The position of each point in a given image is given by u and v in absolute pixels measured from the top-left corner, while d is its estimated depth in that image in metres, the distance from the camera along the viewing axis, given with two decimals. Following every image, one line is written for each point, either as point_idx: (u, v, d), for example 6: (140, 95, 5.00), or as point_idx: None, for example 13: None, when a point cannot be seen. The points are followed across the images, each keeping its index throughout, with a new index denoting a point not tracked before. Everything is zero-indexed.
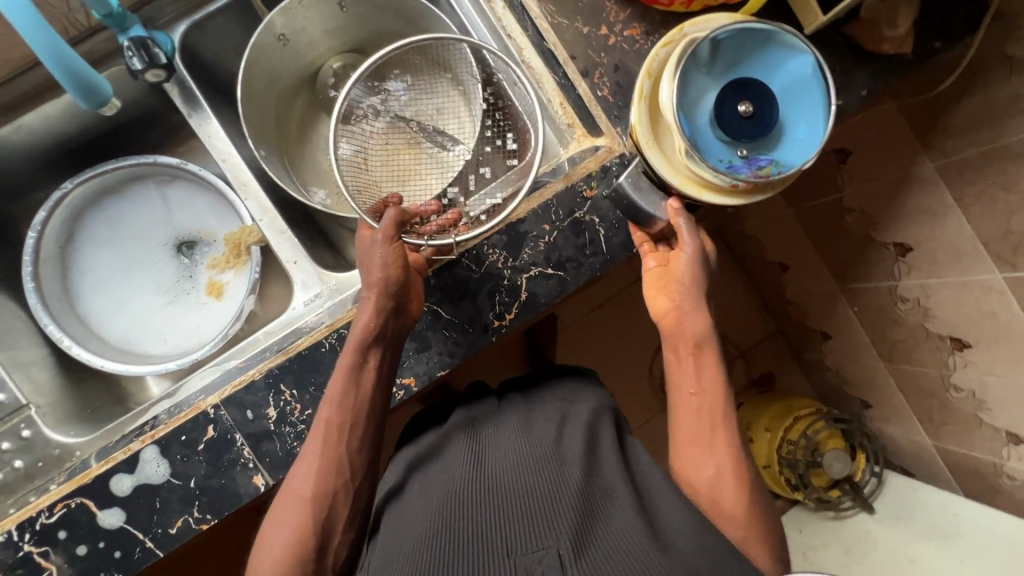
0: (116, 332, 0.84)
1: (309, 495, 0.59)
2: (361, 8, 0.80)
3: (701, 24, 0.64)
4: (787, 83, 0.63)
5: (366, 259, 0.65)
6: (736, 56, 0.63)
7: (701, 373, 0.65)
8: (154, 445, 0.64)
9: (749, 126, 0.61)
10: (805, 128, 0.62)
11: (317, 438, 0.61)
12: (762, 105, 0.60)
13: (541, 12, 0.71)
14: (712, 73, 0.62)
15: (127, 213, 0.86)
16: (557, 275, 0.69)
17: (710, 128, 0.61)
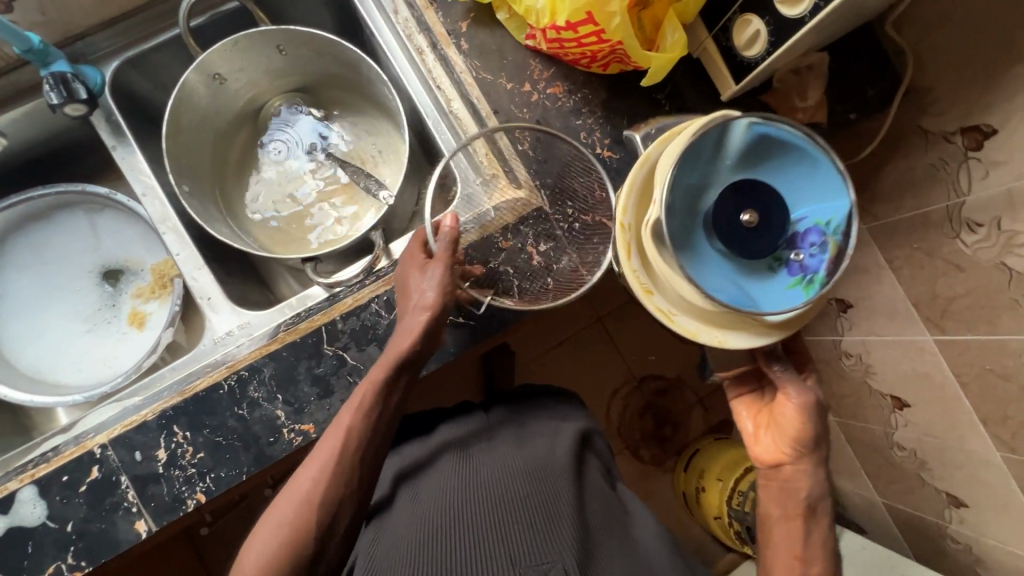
0: (28, 360, 0.82)
1: (311, 501, 0.55)
2: (300, 52, 0.82)
3: (627, 202, 0.53)
4: (758, 161, 0.51)
5: (409, 280, 0.62)
6: (694, 190, 0.51)
7: (807, 542, 0.57)
8: (32, 484, 0.61)
9: (783, 235, 0.48)
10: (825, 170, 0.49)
11: (328, 441, 0.57)
12: (776, 208, 0.48)
13: (466, 67, 0.73)
14: (704, 246, 0.51)
15: (53, 240, 0.85)
16: (468, 324, 0.69)
17: (751, 283, 0.50)
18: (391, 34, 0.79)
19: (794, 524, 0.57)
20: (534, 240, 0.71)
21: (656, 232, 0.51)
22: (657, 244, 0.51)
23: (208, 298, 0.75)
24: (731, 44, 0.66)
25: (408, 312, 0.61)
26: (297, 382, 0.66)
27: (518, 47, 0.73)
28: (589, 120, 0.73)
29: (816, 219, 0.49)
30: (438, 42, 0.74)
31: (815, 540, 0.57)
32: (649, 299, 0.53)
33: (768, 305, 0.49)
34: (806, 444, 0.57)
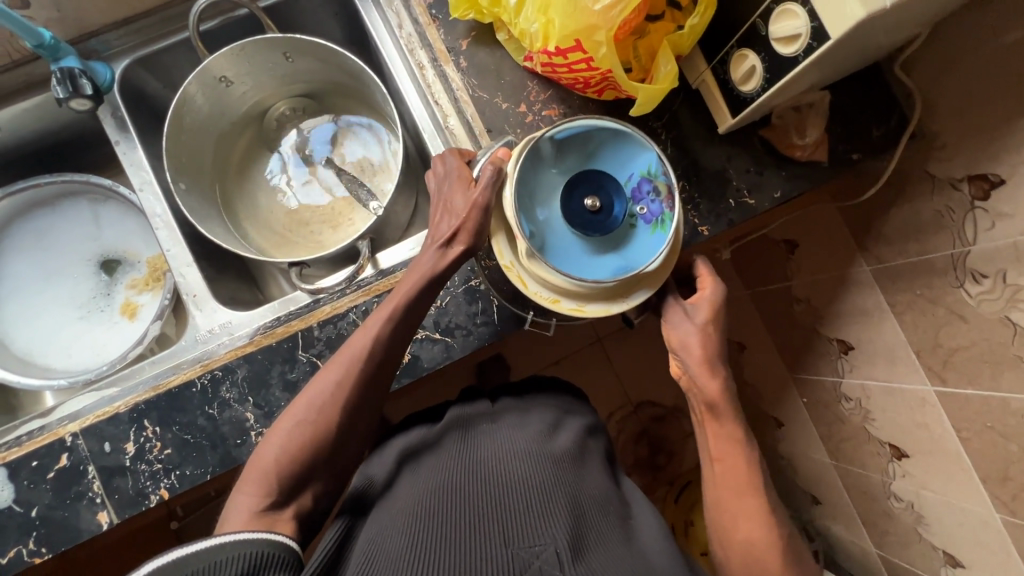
0: (20, 341, 0.84)
1: (321, 404, 0.57)
2: (307, 59, 0.84)
3: (500, 245, 0.61)
4: (576, 156, 0.60)
5: (446, 204, 0.61)
6: (541, 206, 0.59)
7: (721, 439, 0.59)
8: (2, 468, 0.62)
9: (619, 212, 0.58)
10: (624, 139, 0.59)
11: (341, 358, 0.59)
12: (604, 194, 0.58)
13: (462, 84, 0.73)
14: (572, 249, 0.58)
15: (57, 226, 0.87)
16: (444, 340, 0.69)
17: (623, 255, 0.59)
18: (395, 47, 0.80)
19: (705, 427, 0.60)
20: None
21: (527, 256, 0.58)
22: (534, 262, 0.57)
23: (194, 294, 0.76)
24: (728, 78, 0.66)
25: (438, 236, 0.61)
26: (269, 386, 0.66)
27: (516, 67, 0.73)
28: None
29: (638, 176, 0.59)
30: (437, 58, 0.74)
31: (722, 435, 0.59)
32: (559, 306, 0.59)
33: (641, 260, 0.58)
34: (689, 359, 0.61)
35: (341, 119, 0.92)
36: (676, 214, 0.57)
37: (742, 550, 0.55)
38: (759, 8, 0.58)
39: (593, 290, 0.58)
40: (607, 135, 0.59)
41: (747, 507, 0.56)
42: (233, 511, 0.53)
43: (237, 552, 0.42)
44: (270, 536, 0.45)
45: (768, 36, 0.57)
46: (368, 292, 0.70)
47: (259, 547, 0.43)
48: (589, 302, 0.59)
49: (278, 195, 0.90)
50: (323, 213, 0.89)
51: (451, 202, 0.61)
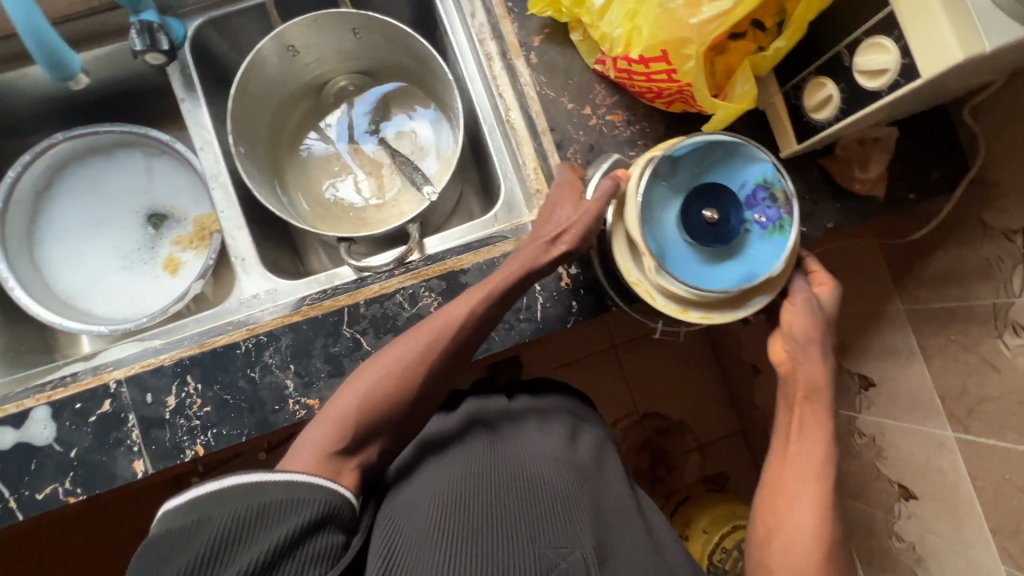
0: (65, 284, 0.86)
1: (400, 376, 0.59)
2: (373, 37, 0.84)
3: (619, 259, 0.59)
4: (688, 170, 0.59)
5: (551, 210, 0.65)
6: (658, 220, 0.58)
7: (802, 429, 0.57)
8: (47, 406, 0.64)
9: (737, 221, 0.57)
10: (736, 150, 0.58)
11: (421, 335, 0.61)
12: (721, 204, 0.57)
13: (531, 80, 0.73)
14: (692, 260, 0.57)
15: (111, 175, 0.88)
16: (485, 332, 0.69)
17: (746, 260, 0.57)
18: (465, 36, 0.80)
19: (794, 409, 0.58)
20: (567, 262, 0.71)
21: (651, 269, 0.56)
22: (659, 274, 0.56)
23: (242, 258, 0.77)
24: (800, 104, 0.65)
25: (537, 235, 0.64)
26: (311, 357, 0.67)
27: (586, 69, 0.73)
28: (641, 152, 0.73)
29: (753, 185, 0.58)
30: (508, 51, 0.74)
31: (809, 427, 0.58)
32: (687, 315, 0.57)
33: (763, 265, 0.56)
34: (807, 342, 0.59)
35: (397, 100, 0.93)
36: (795, 218, 0.56)
37: (789, 538, 0.52)
38: (845, 39, 0.59)
39: (723, 299, 0.56)
40: (720, 146, 0.58)
41: (810, 493, 0.54)
42: (305, 443, 0.55)
43: (300, 503, 0.46)
44: (339, 490, 0.51)
45: (852, 68, 0.58)
46: (417, 275, 0.70)
47: (323, 498, 0.48)
48: (717, 309, 0.57)
49: (329, 170, 0.91)
50: (369, 191, 0.90)
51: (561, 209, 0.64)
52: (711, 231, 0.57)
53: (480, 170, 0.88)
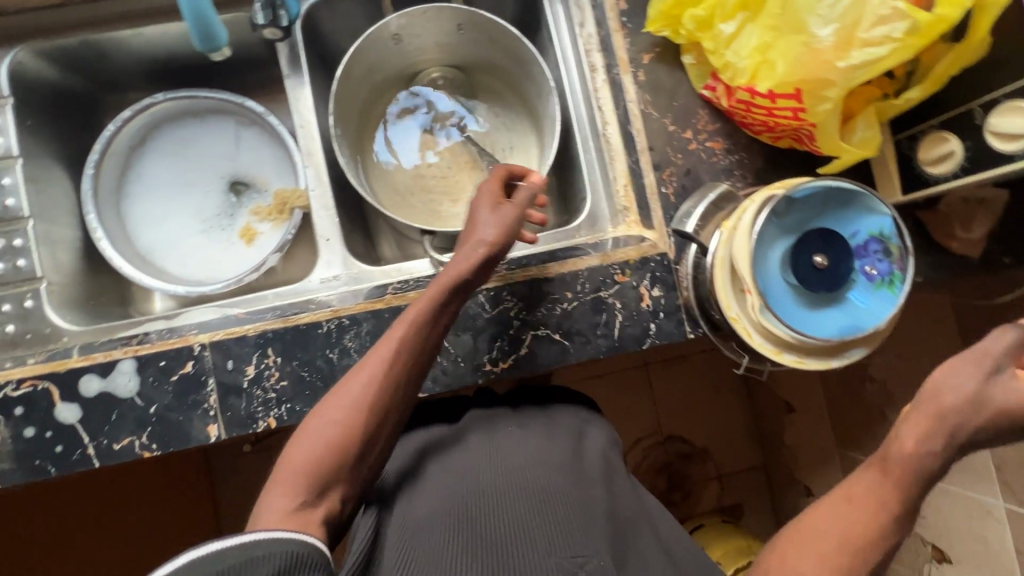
0: (145, 239, 0.87)
1: (372, 381, 0.59)
2: (476, 34, 0.85)
3: (720, 291, 0.59)
4: (803, 212, 0.58)
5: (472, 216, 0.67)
6: (767, 258, 0.57)
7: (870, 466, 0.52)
8: (133, 359, 0.65)
9: (847, 270, 0.57)
10: (854, 199, 0.58)
11: (393, 339, 0.60)
12: (833, 251, 0.57)
13: (636, 97, 0.73)
14: (793, 303, 0.57)
15: (201, 138, 0.90)
16: (562, 343, 0.70)
17: (847, 310, 0.57)
18: (570, 44, 0.80)
19: None
20: (649, 283, 0.70)
21: (756, 307, 0.56)
22: (763, 314, 0.56)
23: (326, 239, 0.77)
24: (913, 156, 0.64)
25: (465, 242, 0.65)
26: None
27: (692, 93, 0.73)
28: (737, 183, 0.73)
29: (867, 236, 0.58)
30: (617, 65, 0.74)
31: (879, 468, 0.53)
32: (779, 357, 0.57)
33: (863, 318, 0.57)
34: None
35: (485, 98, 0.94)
36: (907, 277, 0.56)
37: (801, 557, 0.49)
38: (981, 98, 0.58)
39: (820, 346, 0.56)
40: (840, 193, 0.58)
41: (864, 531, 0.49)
42: (267, 508, 0.53)
43: (272, 549, 0.42)
44: (301, 537, 0.45)
45: (985, 127, 0.56)
46: (502, 278, 0.70)
47: (293, 549, 0.44)
48: (811, 354, 0.57)
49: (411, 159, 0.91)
50: (449, 184, 0.90)
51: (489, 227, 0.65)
52: (818, 277, 0.57)
53: (561, 179, 0.88)
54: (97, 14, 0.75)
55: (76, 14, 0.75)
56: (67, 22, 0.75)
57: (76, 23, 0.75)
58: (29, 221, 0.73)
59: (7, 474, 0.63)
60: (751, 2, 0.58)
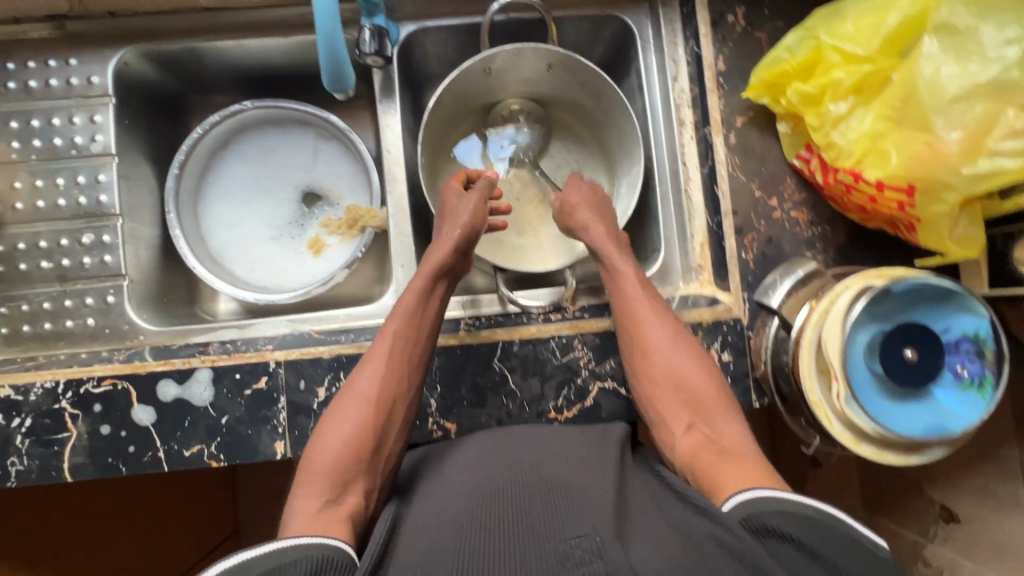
0: (218, 241, 0.89)
1: (373, 359, 0.64)
2: (565, 74, 0.84)
3: (804, 374, 0.59)
4: (897, 303, 0.58)
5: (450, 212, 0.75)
6: (857, 347, 0.57)
7: (677, 381, 0.64)
8: (210, 369, 0.67)
9: (937, 369, 0.57)
10: (952, 299, 0.57)
11: (398, 320, 0.66)
12: (927, 347, 0.56)
13: (725, 160, 0.73)
14: (879, 395, 0.57)
15: (281, 147, 0.91)
16: (626, 397, 0.70)
17: (934, 410, 0.57)
18: (660, 96, 0.81)
19: None
20: (719, 346, 0.70)
21: (840, 397, 0.56)
22: (849, 406, 0.56)
23: (401, 265, 0.79)
24: (1009, 253, 0.63)
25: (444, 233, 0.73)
26: (458, 382, 0.69)
27: (782, 161, 0.73)
28: (818, 256, 0.72)
29: (960, 335, 0.57)
30: (709, 125, 0.74)
31: (655, 381, 0.65)
32: (857, 447, 0.57)
33: (948, 416, 0.56)
34: None
35: (559, 135, 0.94)
36: (1000, 383, 0.56)
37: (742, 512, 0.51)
38: None
39: (902, 442, 0.57)
40: (939, 291, 0.57)
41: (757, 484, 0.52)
42: (295, 513, 0.54)
43: (297, 557, 0.45)
44: (329, 542, 0.48)
45: None
46: (574, 327, 0.71)
47: (318, 551, 0.46)
48: (890, 447, 0.57)
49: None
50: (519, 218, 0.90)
51: (461, 218, 0.74)
52: (907, 371, 0.56)
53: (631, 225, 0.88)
54: (202, 23, 0.77)
55: (184, 20, 0.76)
56: (174, 28, 0.76)
57: (182, 29, 0.76)
58: (119, 218, 0.75)
59: (80, 468, 0.65)
60: (867, 87, 0.58)
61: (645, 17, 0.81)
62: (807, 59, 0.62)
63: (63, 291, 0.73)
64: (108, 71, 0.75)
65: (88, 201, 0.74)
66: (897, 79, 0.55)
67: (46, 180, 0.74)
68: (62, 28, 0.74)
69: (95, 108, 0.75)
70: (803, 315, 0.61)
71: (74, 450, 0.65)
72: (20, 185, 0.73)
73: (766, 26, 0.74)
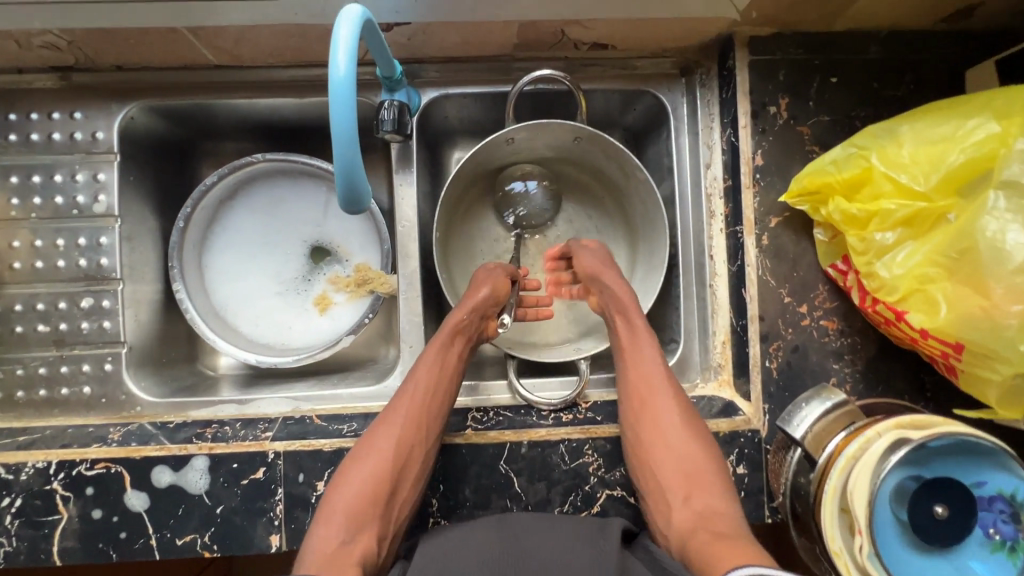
0: (221, 295, 0.85)
1: (388, 419, 0.63)
2: (592, 146, 0.78)
3: (827, 519, 0.56)
4: (933, 452, 0.55)
5: (478, 284, 0.72)
6: (889, 496, 0.54)
7: (682, 456, 0.62)
8: (207, 457, 0.65)
9: (966, 526, 0.54)
10: (991, 455, 0.54)
11: (420, 374, 0.66)
12: (959, 504, 0.54)
13: (756, 262, 0.69)
14: (905, 549, 0.54)
15: (291, 199, 0.87)
16: (636, 507, 0.67)
17: (960, 569, 0.54)
18: (691, 180, 0.77)
19: None
20: (735, 459, 0.67)
21: (867, 551, 0.53)
22: (875, 562, 0.53)
23: (409, 344, 0.76)
24: None
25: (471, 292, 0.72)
26: (462, 482, 0.66)
27: (816, 267, 0.69)
28: (846, 369, 0.68)
29: (996, 491, 0.54)
30: (741, 223, 0.70)
31: (655, 452, 0.63)
32: None
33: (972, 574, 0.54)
34: None
35: (577, 200, 0.87)
36: None
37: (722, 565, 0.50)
38: None
39: None
40: (979, 445, 0.54)
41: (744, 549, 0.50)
42: (306, 555, 0.53)
43: None
44: None
45: None
46: (585, 430, 0.68)
47: None
48: None
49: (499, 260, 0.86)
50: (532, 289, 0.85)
51: (486, 281, 0.72)
52: (932, 526, 0.54)
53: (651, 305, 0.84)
54: (212, 80, 0.73)
55: (195, 77, 0.73)
56: (186, 84, 0.73)
57: (194, 85, 0.73)
58: (120, 283, 0.73)
59: (69, 552, 0.63)
60: (918, 222, 0.55)
61: (680, 96, 0.77)
62: (855, 178, 0.58)
63: (60, 356, 0.72)
64: (113, 127, 0.72)
65: (88, 263, 0.72)
66: (955, 225, 0.52)
67: (47, 240, 0.72)
68: (69, 80, 0.72)
69: (98, 166, 0.72)
70: (828, 454, 0.58)
71: (64, 533, 0.63)
72: (20, 244, 0.72)
73: (810, 119, 0.69)
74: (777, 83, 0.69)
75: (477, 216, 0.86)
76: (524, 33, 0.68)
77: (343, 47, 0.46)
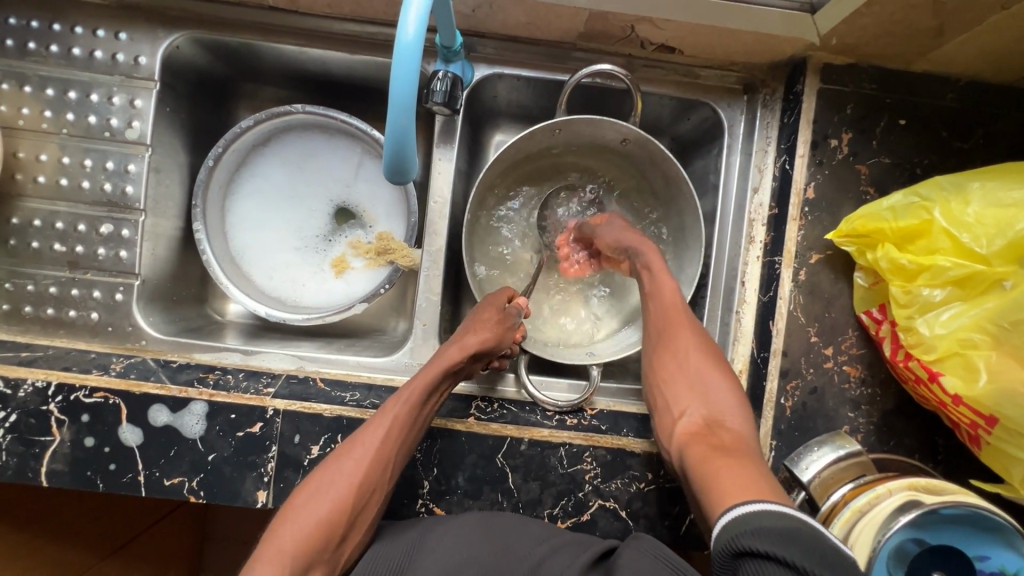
0: (238, 241, 0.83)
1: (354, 457, 0.59)
2: (640, 151, 0.76)
3: None
4: (945, 523, 0.52)
5: (486, 315, 0.69)
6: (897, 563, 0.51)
7: (691, 380, 0.61)
8: (206, 403, 0.64)
9: None
10: (998, 532, 0.52)
11: (394, 416, 0.61)
12: None
13: (789, 296, 0.67)
14: None
15: (323, 156, 0.85)
16: (626, 521, 0.66)
17: None
18: (735, 202, 0.74)
19: None
20: None
21: None
22: None
23: (422, 322, 0.75)
24: None
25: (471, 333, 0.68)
26: (456, 469, 0.66)
27: (849, 311, 0.67)
28: (861, 419, 0.66)
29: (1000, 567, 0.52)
30: (780, 255, 0.68)
31: (666, 368, 0.63)
32: None
33: None
34: None
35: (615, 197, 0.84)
36: None
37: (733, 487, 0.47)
38: None
39: None
40: (990, 519, 0.52)
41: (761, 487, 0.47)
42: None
43: None
44: None
45: None
46: (587, 437, 0.67)
47: None
48: None
49: (519, 261, 0.83)
50: (554, 284, 0.82)
51: (492, 326, 0.68)
52: None
53: None
54: (264, 21, 0.71)
55: (247, 16, 0.71)
56: (236, 22, 0.71)
57: (244, 24, 0.71)
58: (142, 215, 0.72)
59: (57, 475, 0.62)
60: (969, 285, 0.54)
61: (739, 113, 0.74)
62: (911, 228, 0.57)
63: (72, 279, 0.71)
64: (156, 54, 0.70)
65: (113, 189, 0.71)
66: (1010, 293, 0.51)
67: (74, 159, 0.70)
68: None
69: (137, 91, 0.71)
70: (832, 503, 0.58)
71: (55, 455, 0.62)
72: (46, 158, 0.70)
73: (871, 159, 0.67)
74: (844, 116, 0.67)
75: (507, 202, 0.82)
76: (592, 23, 0.65)
77: (415, 11, 0.44)
